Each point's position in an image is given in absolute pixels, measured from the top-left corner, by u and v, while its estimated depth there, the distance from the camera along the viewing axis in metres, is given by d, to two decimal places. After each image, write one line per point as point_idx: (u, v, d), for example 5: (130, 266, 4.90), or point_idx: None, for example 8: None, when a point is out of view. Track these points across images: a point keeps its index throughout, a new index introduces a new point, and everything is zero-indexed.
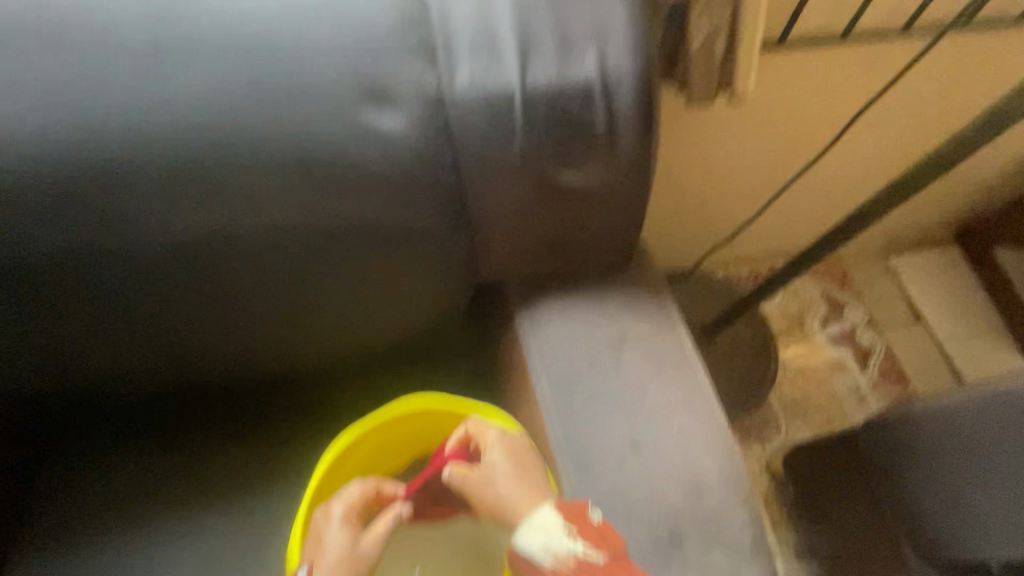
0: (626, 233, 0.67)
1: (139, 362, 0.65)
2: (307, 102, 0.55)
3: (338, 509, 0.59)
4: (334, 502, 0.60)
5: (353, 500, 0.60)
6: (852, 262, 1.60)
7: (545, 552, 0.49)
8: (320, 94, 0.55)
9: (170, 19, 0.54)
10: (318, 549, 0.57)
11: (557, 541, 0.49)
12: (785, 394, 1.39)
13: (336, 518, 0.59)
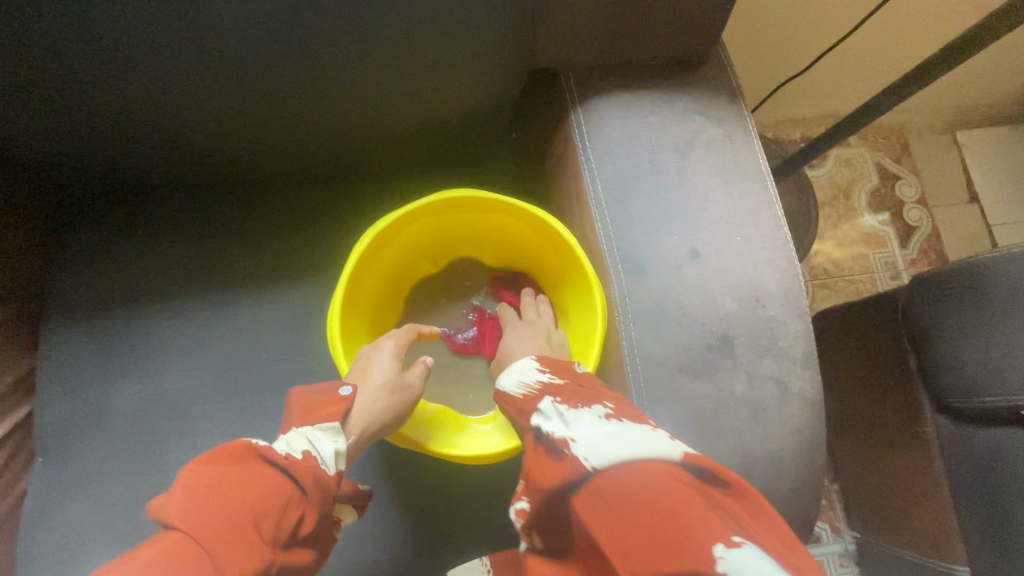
0: (712, 12, 0.56)
1: (156, 130, 0.59)
2: None
3: (390, 349, 0.61)
4: (386, 339, 0.62)
5: (399, 339, 0.63)
6: (915, 133, 1.46)
7: (519, 386, 0.52)
8: None
9: None
10: (363, 374, 0.57)
11: (529, 376, 0.52)
12: (817, 265, 1.35)
13: (382, 350, 0.60)
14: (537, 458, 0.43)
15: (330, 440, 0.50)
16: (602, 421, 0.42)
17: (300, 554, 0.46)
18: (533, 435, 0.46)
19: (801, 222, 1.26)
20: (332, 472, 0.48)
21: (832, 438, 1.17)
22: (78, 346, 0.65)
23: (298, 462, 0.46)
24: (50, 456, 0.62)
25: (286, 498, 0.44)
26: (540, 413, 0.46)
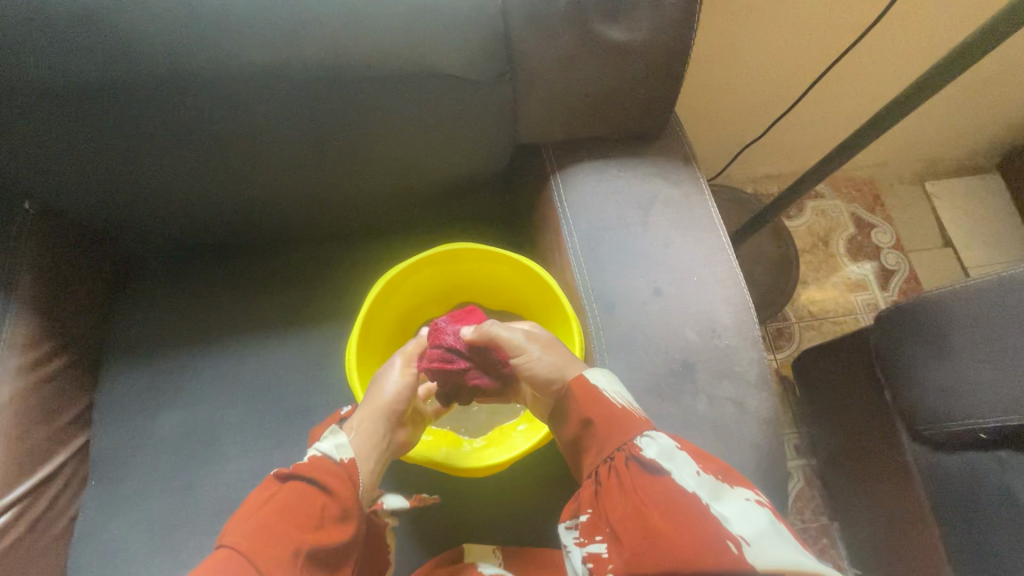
0: (662, 98, 0.68)
1: (212, 196, 0.71)
2: None
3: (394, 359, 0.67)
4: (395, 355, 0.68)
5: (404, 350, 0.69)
6: (886, 184, 1.57)
7: (616, 394, 0.57)
8: None
9: None
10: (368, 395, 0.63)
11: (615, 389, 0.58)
12: (801, 307, 1.43)
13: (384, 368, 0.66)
14: (655, 491, 0.50)
15: (331, 439, 0.59)
16: (745, 505, 0.49)
17: (340, 534, 0.54)
18: (647, 462, 0.52)
19: (781, 268, 1.36)
20: (338, 460, 0.57)
21: (826, 474, 1.21)
22: (127, 384, 0.75)
23: (302, 469, 0.55)
24: (100, 478, 0.71)
25: (300, 502, 0.53)
26: (652, 441, 0.53)
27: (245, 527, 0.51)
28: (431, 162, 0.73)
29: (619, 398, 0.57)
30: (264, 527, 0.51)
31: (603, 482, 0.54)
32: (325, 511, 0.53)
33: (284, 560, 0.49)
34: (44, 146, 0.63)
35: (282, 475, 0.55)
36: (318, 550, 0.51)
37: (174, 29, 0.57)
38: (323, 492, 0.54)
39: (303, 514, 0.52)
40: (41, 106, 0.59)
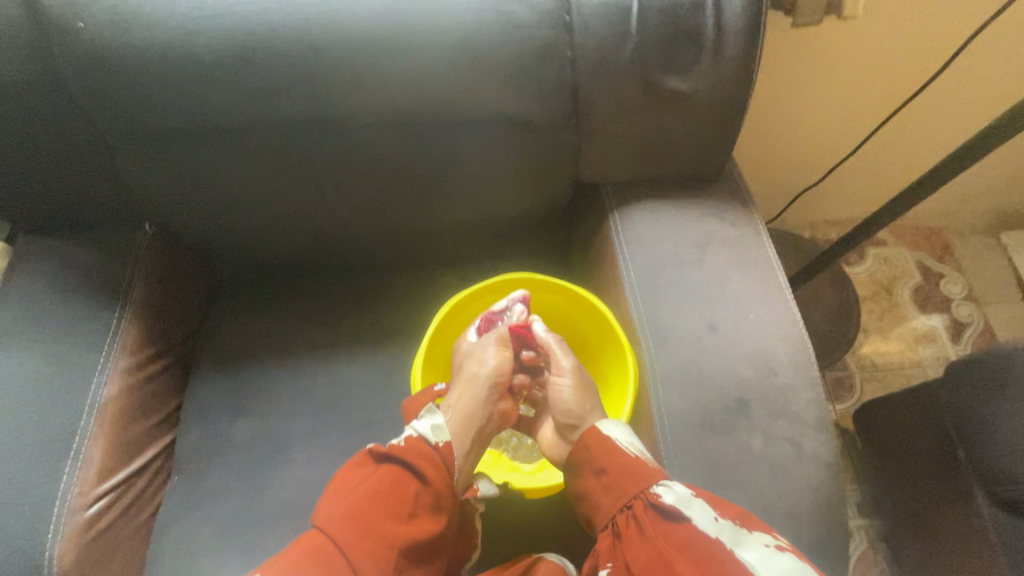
0: (720, 144, 0.72)
1: (299, 223, 0.79)
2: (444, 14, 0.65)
3: (495, 339, 0.74)
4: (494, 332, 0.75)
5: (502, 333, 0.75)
6: (956, 234, 1.51)
7: (630, 445, 0.61)
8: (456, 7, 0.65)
9: None
10: (467, 375, 0.71)
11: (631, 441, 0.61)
12: (863, 357, 1.37)
13: (485, 345, 0.74)
14: (675, 538, 0.52)
15: (428, 420, 0.64)
16: (770, 550, 0.50)
17: (433, 523, 0.58)
18: (666, 507, 0.54)
19: (841, 316, 1.32)
20: (434, 443, 0.62)
21: (891, 537, 1.13)
22: (210, 390, 0.82)
23: (396, 450, 0.60)
24: (182, 475, 0.77)
25: (394, 487, 0.58)
26: (668, 487, 0.55)
27: (346, 502, 0.57)
28: (496, 197, 0.79)
29: (635, 449, 0.60)
30: (360, 507, 0.56)
31: (624, 531, 0.55)
32: (420, 498, 0.58)
33: (381, 550, 0.55)
34: (168, 177, 0.73)
35: (376, 453, 0.61)
36: (410, 539, 0.56)
37: (282, 79, 0.64)
38: (418, 479, 0.59)
39: (396, 501, 0.57)
40: (172, 144, 0.69)
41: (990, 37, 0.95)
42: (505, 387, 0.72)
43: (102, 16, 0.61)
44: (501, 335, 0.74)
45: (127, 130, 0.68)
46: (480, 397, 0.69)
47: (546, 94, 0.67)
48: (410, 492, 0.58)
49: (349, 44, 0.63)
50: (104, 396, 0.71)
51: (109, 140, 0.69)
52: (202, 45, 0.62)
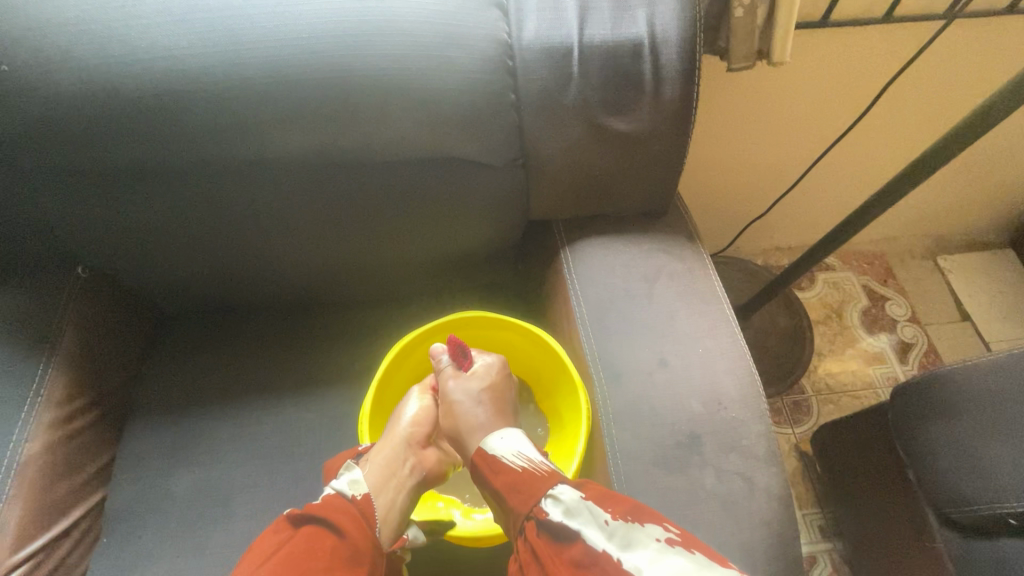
0: (665, 180, 0.74)
1: (245, 263, 0.77)
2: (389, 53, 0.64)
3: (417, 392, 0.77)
4: (417, 387, 0.78)
5: (426, 385, 0.77)
6: (898, 259, 1.59)
7: (517, 456, 0.62)
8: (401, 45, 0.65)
9: None
10: (388, 431, 0.72)
11: (523, 451, 0.63)
12: (818, 381, 1.41)
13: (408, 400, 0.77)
14: (571, 556, 0.51)
15: (346, 476, 0.65)
16: (661, 545, 0.50)
17: None
18: (554, 526, 0.53)
19: (794, 341, 1.36)
20: (350, 495, 0.63)
21: (853, 561, 1.14)
22: (146, 442, 0.77)
23: (303, 511, 0.61)
24: (111, 537, 0.72)
25: (309, 546, 0.58)
26: (557, 502, 0.55)
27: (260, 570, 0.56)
28: (450, 234, 0.79)
29: (516, 459, 0.61)
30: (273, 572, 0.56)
31: (523, 557, 0.54)
32: (336, 553, 0.58)
33: None
34: (101, 220, 0.70)
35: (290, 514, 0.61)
36: None
37: (224, 119, 0.63)
38: (334, 533, 0.59)
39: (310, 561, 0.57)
40: (108, 185, 0.67)
41: (913, 79, 1.02)
42: (423, 440, 0.72)
43: (29, 57, 0.59)
44: (422, 388, 0.77)
45: (58, 172, 0.65)
46: (396, 450, 0.70)
47: (493, 135, 0.68)
48: (326, 548, 0.58)
49: (292, 84, 0.62)
50: (24, 453, 0.66)
51: (34, 183, 0.66)
52: (138, 85, 0.60)
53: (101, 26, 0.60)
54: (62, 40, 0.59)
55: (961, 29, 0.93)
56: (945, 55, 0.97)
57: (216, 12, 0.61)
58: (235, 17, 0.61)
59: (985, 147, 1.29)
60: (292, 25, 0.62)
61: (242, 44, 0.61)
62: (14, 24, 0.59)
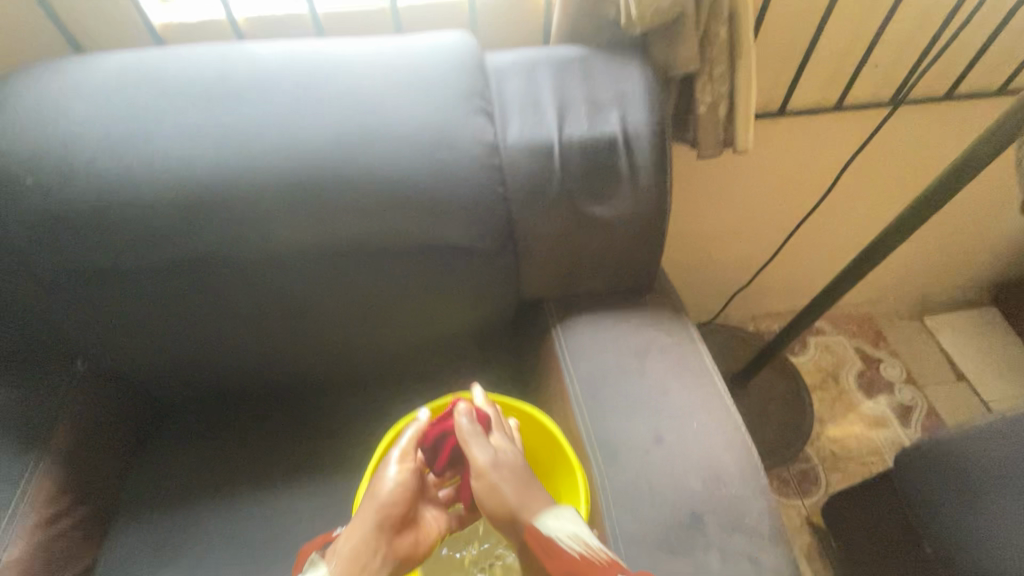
0: (648, 258, 0.78)
1: (244, 351, 0.79)
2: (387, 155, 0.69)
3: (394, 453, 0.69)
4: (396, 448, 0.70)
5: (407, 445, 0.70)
6: (886, 320, 1.62)
7: (571, 539, 0.57)
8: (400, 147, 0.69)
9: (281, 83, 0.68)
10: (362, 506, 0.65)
11: (576, 532, 0.57)
12: (823, 448, 1.39)
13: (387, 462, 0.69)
14: None
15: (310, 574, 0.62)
16: None
17: None
18: None
19: (794, 406, 1.36)
20: None
21: None
22: (132, 543, 0.75)
23: None
24: None
25: None
26: None
27: None
28: (444, 315, 0.81)
29: (571, 545, 0.56)
30: None
31: None
32: None
33: None
34: (107, 316, 0.72)
35: None
36: None
37: (233, 219, 0.67)
38: None
39: None
40: (118, 284, 0.70)
41: (873, 155, 1.10)
42: (404, 516, 0.65)
43: (51, 171, 0.64)
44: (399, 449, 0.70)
45: (67, 273, 0.68)
46: (370, 533, 0.62)
47: (484, 223, 0.72)
48: None
49: (297, 186, 0.67)
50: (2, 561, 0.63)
51: (42, 284, 0.69)
52: (154, 192, 0.65)
53: (121, 143, 0.65)
54: (87, 155, 0.64)
55: (909, 111, 1.02)
56: (898, 134, 1.05)
57: (224, 125, 0.66)
58: (245, 128, 0.66)
59: (952, 214, 1.37)
60: (296, 134, 0.67)
61: (252, 153, 0.66)
62: (38, 142, 0.64)
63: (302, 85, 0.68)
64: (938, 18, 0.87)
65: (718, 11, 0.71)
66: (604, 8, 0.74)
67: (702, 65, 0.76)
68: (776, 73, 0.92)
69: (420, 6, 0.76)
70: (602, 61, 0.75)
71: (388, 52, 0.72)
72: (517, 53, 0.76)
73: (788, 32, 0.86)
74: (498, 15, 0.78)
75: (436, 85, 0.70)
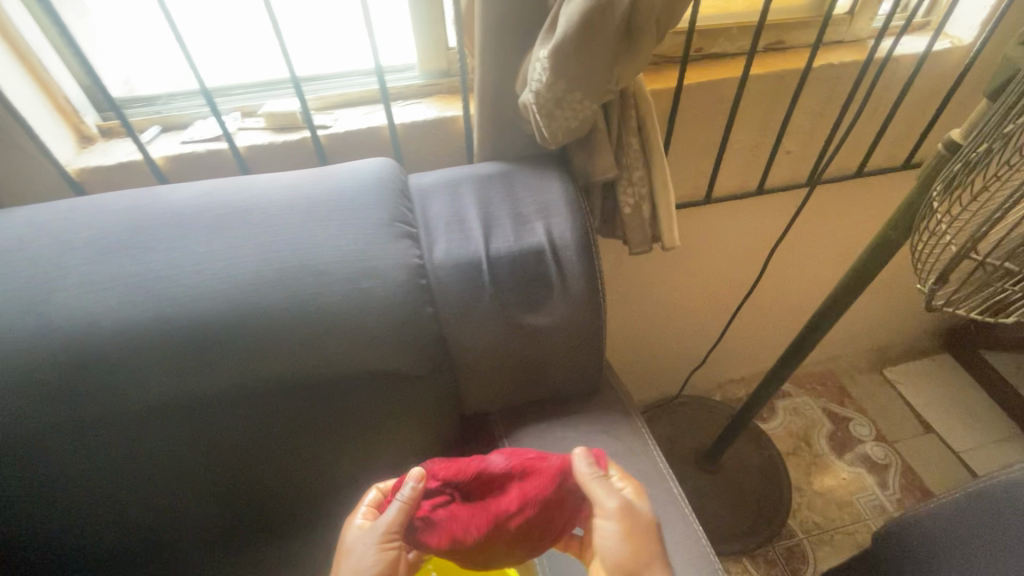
0: (589, 362, 0.77)
1: (172, 497, 0.75)
2: (305, 286, 0.66)
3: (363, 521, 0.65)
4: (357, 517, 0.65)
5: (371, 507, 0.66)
6: (847, 376, 1.64)
7: None
8: (318, 277, 0.66)
9: (192, 224, 0.66)
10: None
11: None
12: (805, 520, 1.34)
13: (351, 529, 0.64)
14: None
15: None
16: None
17: None
18: None
19: (769, 478, 1.32)
20: None
21: None
22: None
23: None
24: None
25: None
26: None
27: None
28: (384, 437, 0.78)
29: None
30: None
31: None
32: None
33: None
34: (9, 481, 0.67)
35: None
36: None
37: (144, 368, 0.63)
38: None
39: None
40: (19, 447, 0.65)
41: (802, 229, 1.15)
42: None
43: None
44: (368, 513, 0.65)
45: None
46: None
47: (417, 344, 0.70)
48: None
49: (210, 331, 0.63)
50: None
51: None
52: (56, 348, 0.61)
53: (19, 300, 0.62)
54: None
55: (827, 188, 1.07)
56: (820, 209, 1.11)
57: (130, 275, 0.63)
58: (154, 273, 0.64)
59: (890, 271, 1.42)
60: (207, 275, 0.64)
61: (157, 300, 0.63)
62: None
63: (216, 224, 0.67)
64: (837, 109, 0.93)
65: (627, 122, 0.75)
66: (521, 125, 0.77)
67: (621, 171, 0.78)
68: (697, 165, 0.96)
69: (339, 132, 0.78)
70: (523, 175, 0.78)
71: (308, 183, 0.72)
72: (440, 174, 0.79)
73: (701, 130, 0.91)
74: (419, 134, 0.81)
75: (358, 212, 0.70)
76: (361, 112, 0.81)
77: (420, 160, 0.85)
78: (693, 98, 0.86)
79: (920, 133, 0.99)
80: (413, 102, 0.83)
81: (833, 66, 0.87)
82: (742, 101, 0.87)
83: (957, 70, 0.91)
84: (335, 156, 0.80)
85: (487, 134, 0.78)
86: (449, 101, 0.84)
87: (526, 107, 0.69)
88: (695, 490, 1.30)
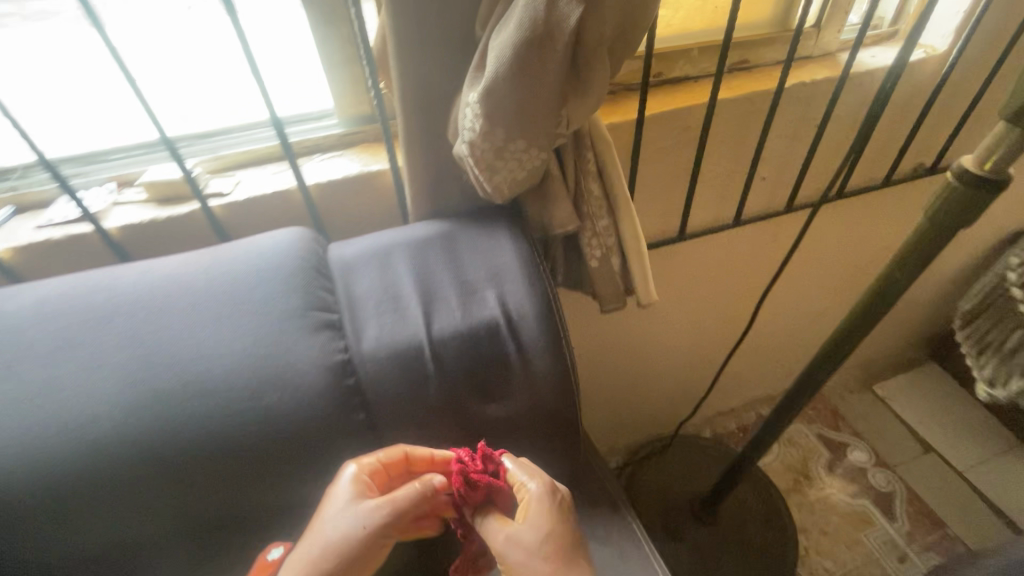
0: (564, 451, 0.64)
1: None
2: (194, 406, 0.52)
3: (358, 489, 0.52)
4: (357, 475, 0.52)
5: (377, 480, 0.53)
6: (837, 397, 1.55)
7: None
8: (211, 394, 0.52)
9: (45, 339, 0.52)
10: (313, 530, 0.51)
11: None
12: (814, 565, 1.23)
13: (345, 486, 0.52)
14: None
15: None
16: None
17: None
18: None
19: (773, 525, 1.20)
20: None
21: None
22: None
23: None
24: None
25: None
26: None
27: None
28: None
29: None
30: None
31: None
32: None
33: None
34: None
35: None
36: None
37: None
38: None
39: None
40: None
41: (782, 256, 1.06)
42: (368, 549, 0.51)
43: None
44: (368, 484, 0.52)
45: None
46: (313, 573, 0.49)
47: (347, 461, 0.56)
48: None
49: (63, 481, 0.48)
50: None
51: None
52: None
53: None
54: None
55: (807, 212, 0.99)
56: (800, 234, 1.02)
57: None
58: None
59: None
60: (64, 403, 0.50)
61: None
62: None
63: (76, 333, 0.53)
64: (812, 130, 0.84)
65: (585, 166, 0.63)
66: (460, 176, 0.65)
67: (583, 222, 0.67)
68: (666, 201, 0.86)
69: (237, 200, 0.66)
70: (468, 233, 0.65)
71: (198, 268, 0.58)
72: (367, 241, 0.65)
73: (667, 162, 0.81)
74: (340, 194, 0.70)
75: (261, 302, 0.56)
76: (265, 174, 0.70)
77: (344, 221, 0.73)
78: (656, 129, 0.76)
79: (899, 149, 0.92)
80: (328, 155, 0.72)
81: (806, 84, 0.79)
82: (711, 129, 0.78)
83: (934, 80, 0.83)
84: (235, 228, 0.69)
85: (420, 189, 0.65)
86: (374, 151, 0.72)
87: (461, 159, 0.56)
88: (694, 548, 1.18)
